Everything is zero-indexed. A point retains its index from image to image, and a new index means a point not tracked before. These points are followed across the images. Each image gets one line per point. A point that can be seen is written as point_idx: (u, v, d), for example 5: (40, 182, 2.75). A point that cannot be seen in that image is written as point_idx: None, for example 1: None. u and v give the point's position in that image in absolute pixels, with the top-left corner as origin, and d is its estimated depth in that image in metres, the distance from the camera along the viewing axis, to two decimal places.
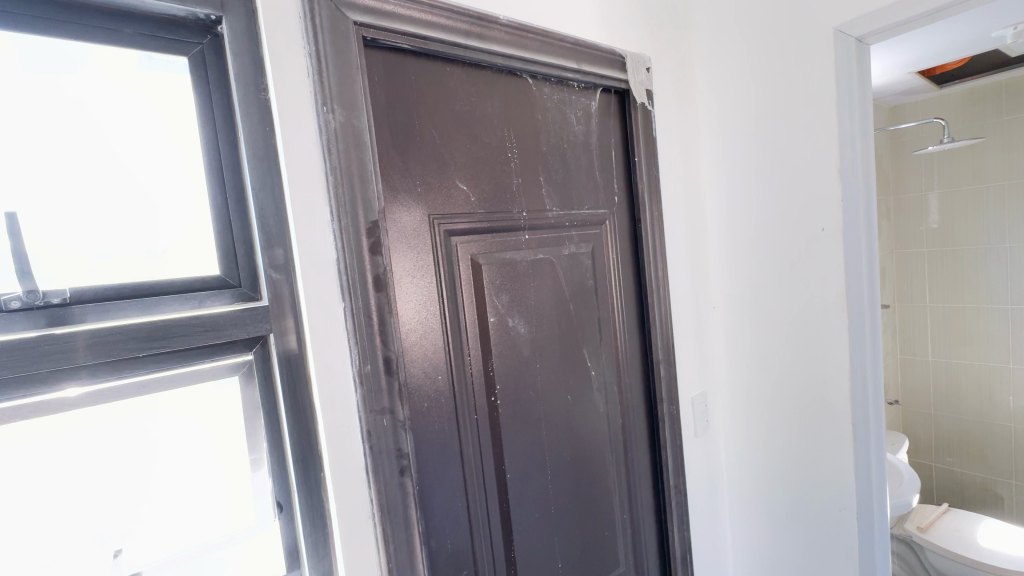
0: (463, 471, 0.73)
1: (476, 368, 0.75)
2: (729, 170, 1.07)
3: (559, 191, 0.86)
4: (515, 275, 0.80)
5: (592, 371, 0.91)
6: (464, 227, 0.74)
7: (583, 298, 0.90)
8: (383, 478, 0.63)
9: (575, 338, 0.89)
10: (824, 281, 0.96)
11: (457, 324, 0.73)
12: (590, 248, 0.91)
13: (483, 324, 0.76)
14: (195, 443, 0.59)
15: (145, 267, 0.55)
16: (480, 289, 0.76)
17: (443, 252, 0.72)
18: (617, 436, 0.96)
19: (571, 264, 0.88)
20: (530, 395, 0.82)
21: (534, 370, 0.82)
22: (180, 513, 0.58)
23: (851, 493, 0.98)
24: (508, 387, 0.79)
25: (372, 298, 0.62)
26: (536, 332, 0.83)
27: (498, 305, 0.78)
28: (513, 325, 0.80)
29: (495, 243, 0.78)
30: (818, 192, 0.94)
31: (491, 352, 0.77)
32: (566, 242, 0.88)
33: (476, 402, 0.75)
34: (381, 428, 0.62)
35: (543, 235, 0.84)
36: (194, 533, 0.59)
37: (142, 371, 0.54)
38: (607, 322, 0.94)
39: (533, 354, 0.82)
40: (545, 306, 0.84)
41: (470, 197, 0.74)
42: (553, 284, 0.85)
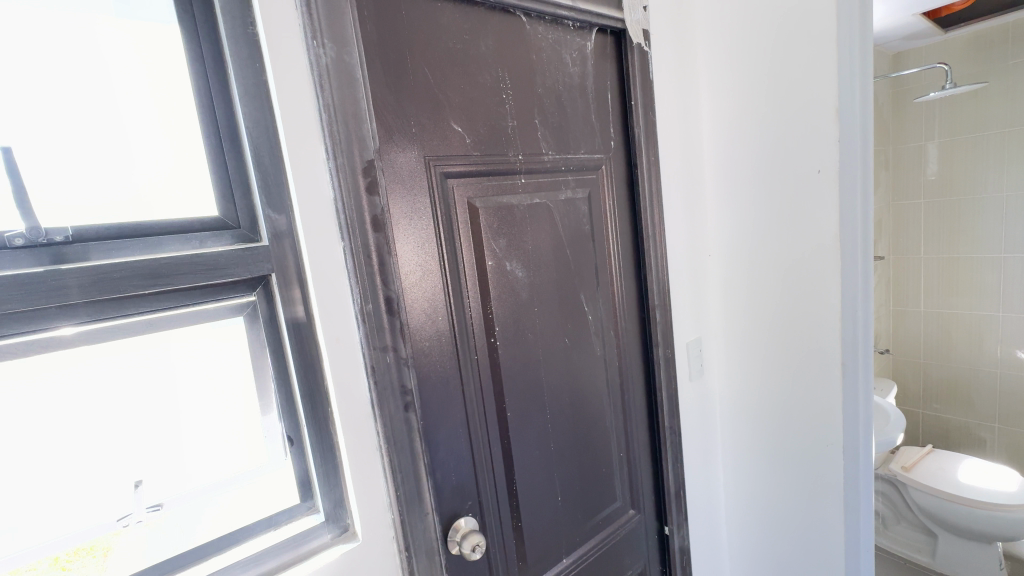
0: (465, 409, 0.76)
1: (475, 310, 0.77)
2: (726, 115, 1.06)
3: (555, 135, 0.85)
4: (513, 220, 0.80)
5: (590, 317, 0.93)
6: (459, 169, 0.74)
7: (580, 244, 0.91)
8: (389, 412, 0.65)
9: (572, 283, 0.90)
10: (820, 225, 0.97)
11: (455, 267, 0.74)
12: (587, 194, 0.92)
13: (483, 266, 0.77)
14: (203, 381, 0.61)
15: (143, 206, 0.55)
16: (478, 232, 0.77)
17: (439, 195, 0.72)
18: (613, 380, 0.99)
19: (568, 209, 0.89)
20: (528, 338, 0.84)
21: (533, 315, 0.84)
22: (195, 448, 0.61)
23: (838, 429, 1.02)
24: (508, 329, 0.81)
25: (371, 239, 0.62)
26: (534, 277, 0.84)
27: (496, 250, 0.79)
28: (511, 269, 0.81)
29: (491, 188, 0.78)
30: (816, 134, 0.94)
31: (490, 296, 0.78)
32: (562, 187, 0.87)
33: (476, 344, 0.77)
34: (385, 365, 0.64)
35: (540, 180, 0.84)
36: (211, 467, 0.61)
37: (148, 309, 0.55)
38: (603, 268, 0.96)
39: (531, 298, 0.84)
40: (543, 252, 0.85)
41: (465, 139, 0.73)
42: (551, 228, 0.86)
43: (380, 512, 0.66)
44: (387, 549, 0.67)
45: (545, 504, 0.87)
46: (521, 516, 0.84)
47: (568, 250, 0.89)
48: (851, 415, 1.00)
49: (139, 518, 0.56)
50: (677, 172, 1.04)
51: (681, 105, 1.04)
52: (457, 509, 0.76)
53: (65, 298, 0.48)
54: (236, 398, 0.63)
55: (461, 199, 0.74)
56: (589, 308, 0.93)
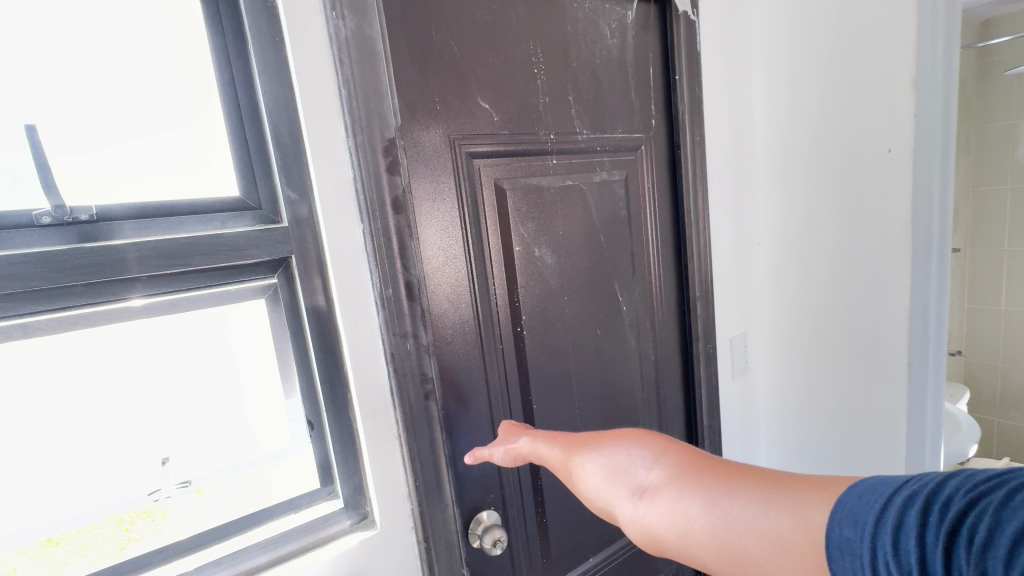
0: (489, 399, 0.73)
1: (500, 297, 0.73)
2: (782, 89, 0.96)
3: (589, 112, 0.80)
4: (542, 204, 0.76)
5: (624, 307, 0.88)
6: (485, 149, 0.70)
7: (615, 230, 0.86)
8: (409, 400, 0.63)
9: (606, 271, 0.85)
10: (889, 210, 0.87)
11: (480, 251, 0.71)
12: (623, 176, 0.86)
13: (510, 251, 0.74)
14: (229, 356, 0.62)
15: (167, 187, 0.55)
16: (504, 216, 0.73)
17: (465, 175, 0.68)
18: (649, 375, 0.94)
19: (603, 192, 0.83)
20: (557, 328, 0.80)
21: (564, 303, 0.80)
22: (220, 425, 0.61)
23: (901, 431, 0.94)
24: (535, 319, 0.77)
25: (391, 220, 0.60)
26: (564, 263, 0.79)
27: (524, 234, 0.75)
28: (540, 255, 0.77)
29: (520, 169, 0.74)
30: (888, 107, 0.84)
31: (517, 283, 0.75)
32: (597, 167, 0.82)
33: (501, 332, 0.74)
34: (406, 353, 0.62)
35: (572, 160, 0.79)
36: (236, 446, 0.62)
37: (171, 290, 0.55)
38: (641, 252, 0.90)
39: (561, 285, 0.79)
40: (575, 237, 0.80)
41: (493, 117, 0.70)
42: (584, 212, 0.81)
43: (399, 501, 0.65)
44: (406, 538, 0.66)
45: (572, 501, 0.84)
46: (546, 512, 0.81)
47: (602, 236, 0.84)
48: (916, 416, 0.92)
49: (168, 494, 0.57)
50: (724, 153, 0.96)
51: (732, 79, 0.95)
52: (480, 501, 0.73)
53: (102, 274, 0.49)
54: (258, 372, 0.63)
55: (487, 181, 0.71)
56: (624, 297, 0.88)
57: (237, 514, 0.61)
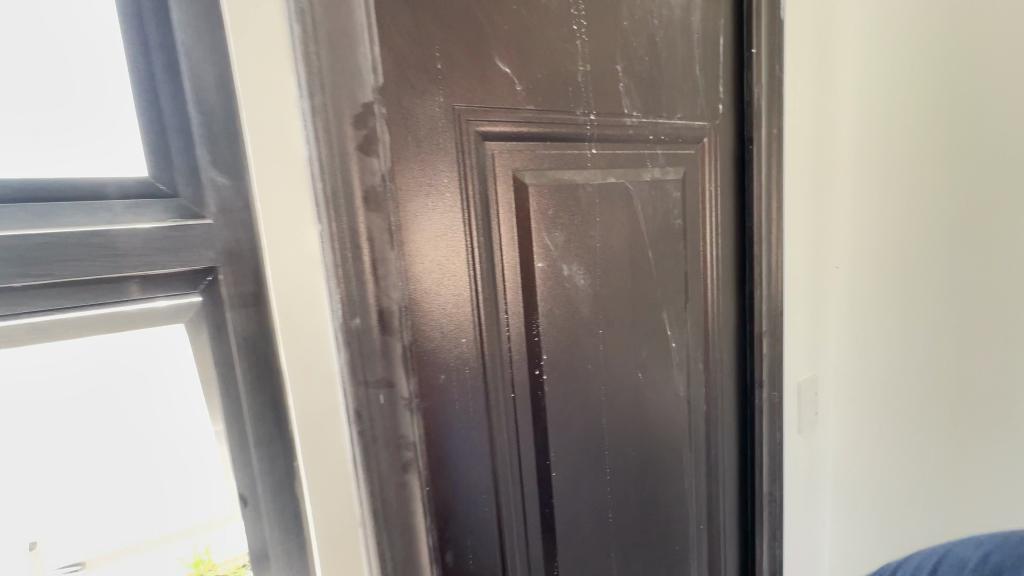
0: (495, 467, 0.54)
1: (513, 330, 0.55)
2: (883, 99, 0.84)
3: (642, 89, 0.61)
4: (574, 207, 0.57)
5: (672, 344, 0.68)
6: (501, 128, 0.51)
7: (666, 244, 0.66)
8: (380, 477, 0.45)
9: (653, 295, 0.65)
10: (967, 254, 0.80)
11: (490, 267, 0.52)
12: (680, 174, 0.66)
13: (530, 268, 0.55)
14: (147, 346, 0.42)
15: (27, 157, 0.36)
16: (523, 221, 0.54)
17: (473, 163, 0.50)
18: (698, 429, 0.74)
19: (653, 192, 0.64)
20: (584, 371, 0.60)
21: (598, 340, 0.61)
22: (140, 451, 0.43)
23: (976, 498, 0.85)
24: (559, 359, 0.58)
25: (362, 221, 0.42)
26: (599, 287, 0.60)
27: (549, 246, 0.56)
28: (568, 274, 0.58)
29: (545, 159, 0.55)
30: (978, 144, 0.77)
31: (537, 311, 0.56)
32: (647, 160, 0.62)
33: (514, 375, 0.55)
34: (375, 411, 0.44)
35: (616, 151, 0.60)
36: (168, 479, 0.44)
37: (26, 312, 0.35)
38: (699, 267, 0.71)
39: (595, 314, 0.61)
40: (616, 253, 0.61)
41: (514, 86, 0.51)
42: (628, 218, 0.62)
43: None
44: None
45: None
46: None
47: (651, 250, 0.64)
48: (977, 477, 0.85)
49: None
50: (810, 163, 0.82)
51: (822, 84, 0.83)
52: None
53: None
54: (181, 366, 0.42)
55: (503, 173, 0.52)
56: (674, 327, 0.68)
57: (202, 560, 0.45)
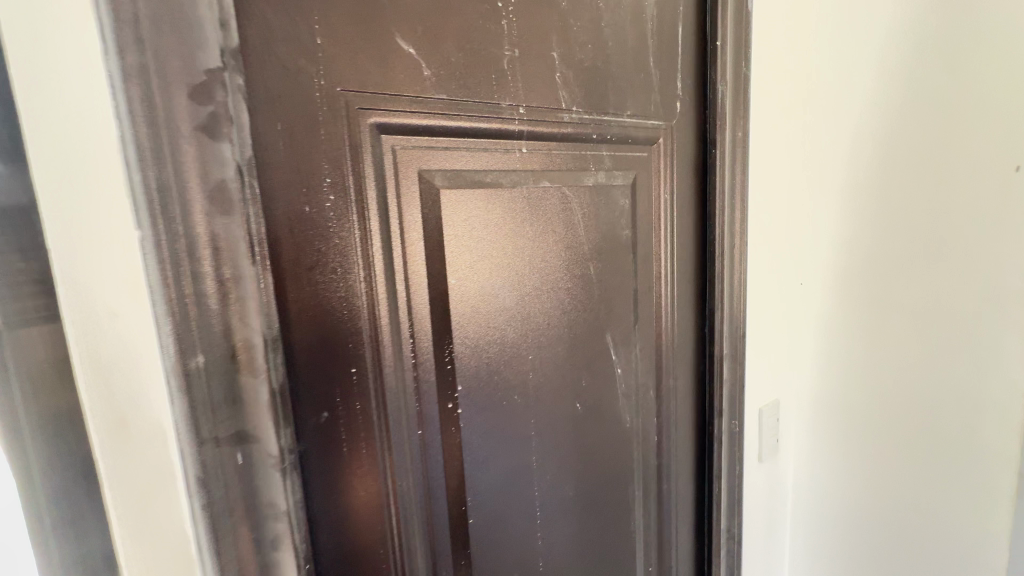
0: (399, 525, 0.45)
1: (419, 360, 0.46)
2: (873, 83, 0.77)
3: (585, 81, 0.53)
4: (498, 216, 0.49)
5: (619, 370, 0.61)
6: (404, 119, 0.43)
7: (613, 258, 0.59)
8: (237, 574, 0.33)
9: (594, 317, 0.58)
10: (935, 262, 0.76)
11: (393, 286, 0.43)
12: (630, 180, 0.59)
13: (444, 287, 0.47)
14: None
15: None
16: (433, 232, 0.46)
17: (368, 161, 0.41)
18: (649, 463, 0.66)
19: (596, 201, 0.56)
20: (509, 405, 0.52)
21: (526, 369, 0.53)
22: None
23: (924, 514, 0.83)
24: (481, 391, 0.50)
25: (203, 228, 0.30)
26: (531, 306, 0.53)
27: (469, 260, 0.48)
28: (489, 293, 0.49)
29: (461, 158, 0.46)
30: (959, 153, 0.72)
31: (453, 335, 0.48)
32: (588, 163, 0.55)
33: (424, 412, 0.46)
34: (225, 479, 0.32)
35: (553, 151, 0.52)
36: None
37: None
38: (652, 286, 0.63)
39: (522, 339, 0.52)
40: (549, 268, 0.53)
41: (422, 70, 0.43)
42: (565, 230, 0.54)
43: None
44: None
45: None
46: None
47: (592, 266, 0.57)
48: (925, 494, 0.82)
49: None
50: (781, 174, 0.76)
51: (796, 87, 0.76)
52: None
53: None
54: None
55: (407, 174, 0.43)
56: (619, 352, 0.60)
57: None
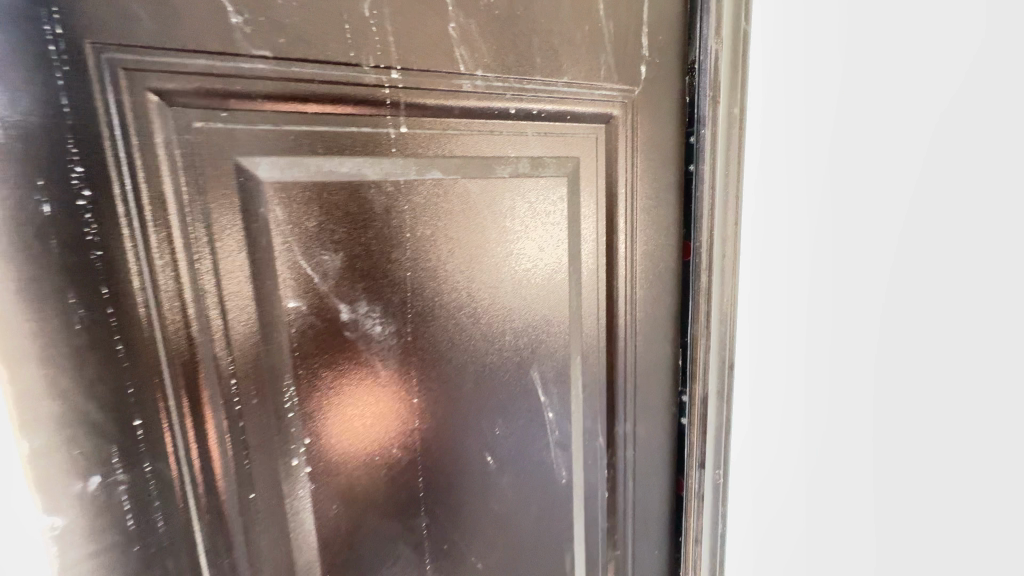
0: None
1: (244, 418, 0.33)
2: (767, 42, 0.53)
3: (500, 39, 0.40)
4: (359, 217, 0.36)
5: (553, 411, 0.48)
6: (195, 82, 0.29)
7: (546, 270, 0.46)
8: None
9: (511, 347, 0.45)
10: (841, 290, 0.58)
11: (199, 327, 0.31)
12: (571, 170, 0.45)
13: (272, 318, 0.34)
14: None
15: None
16: (257, 242, 0.32)
17: (145, 149, 0.28)
18: (599, 524, 0.53)
19: (514, 198, 0.43)
20: (362, 467, 0.39)
21: (391, 419, 0.40)
22: None
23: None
24: (352, 449, 0.38)
25: None
26: (423, 335, 0.40)
27: (323, 280, 0.35)
28: (345, 323, 0.36)
29: (298, 139, 0.33)
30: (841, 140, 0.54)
31: (307, 382, 0.35)
32: (502, 147, 0.42)
33: (261, 494, 0.34)
34: None
35: (450, 131, 0.39)
36: None
37: None
38: (602, 308, 0.50)
39: (384, 382, 0.39)
40: (442, 285, 0.41)
41: (235, 17, 0.30)
42: (467, 234, 0.41)
43: None
44: None
45: None
46: None
47: (507, 282, 0.44)
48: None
49: None
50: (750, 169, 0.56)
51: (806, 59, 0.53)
52: None
53: None
54: None
55: (208, 161, 0.30)
56: (549, 394, 0.48)
57: None
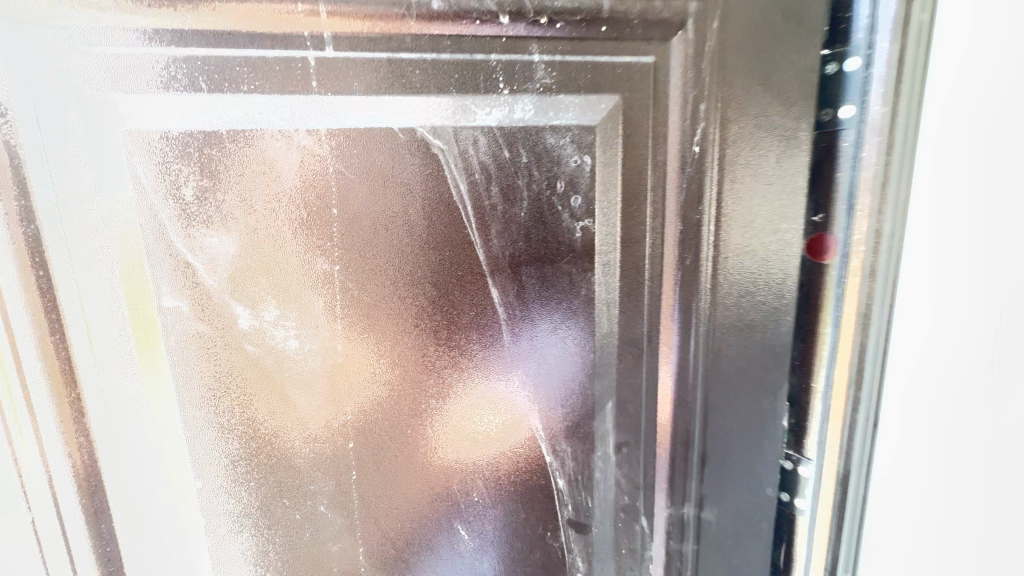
0: None
1: (117, 441, 0.26)
2: None
3: None
4: (260, 183, 0.25)
5: (569, 480, 0.33)
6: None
7: (565, 274, 0.30)
8: None
9: (497, 383, 0.31)
10: None
11: (39, 320, 0.24)
12: (615, 118, 0.28)
13: (149, 317, 0.25)
14: None
15: None
16: (122, 218, 0.24)
17: None
18: None
19: (506, 157, 0.28)
20: (268, 534, 0.29)
21: (300, 478, 0.28)
22: None
23: None
24: (267, 501, 0.28)
25: None
26: (365, 359, 0.28)
27: (210, 270, 0.25)
28: (244, 332, 0.26)
29: (180, 73, 0.24)
30: None
31: (204, 402, 0.27)
32: (492, 78, 0.27)
33: (137, 533, 0.27)
34: None
35: (405, 57, 0.26)
36: None
37: None
38: (660, 337, 0.32)
39: (277, 433, 0.28)
40: (387, 288, 0.28)
41: None
42: (425, 209, 0.27)
43: None
44: None
45: None
46: None
47: (491, 285, 0.29)
48: None
49: None
50: (951, 257, 0.28)
51: None
52: None
53: None
54: None
55: (53, 102, 0.22)
56: (557, 455, 0.32)
57: None
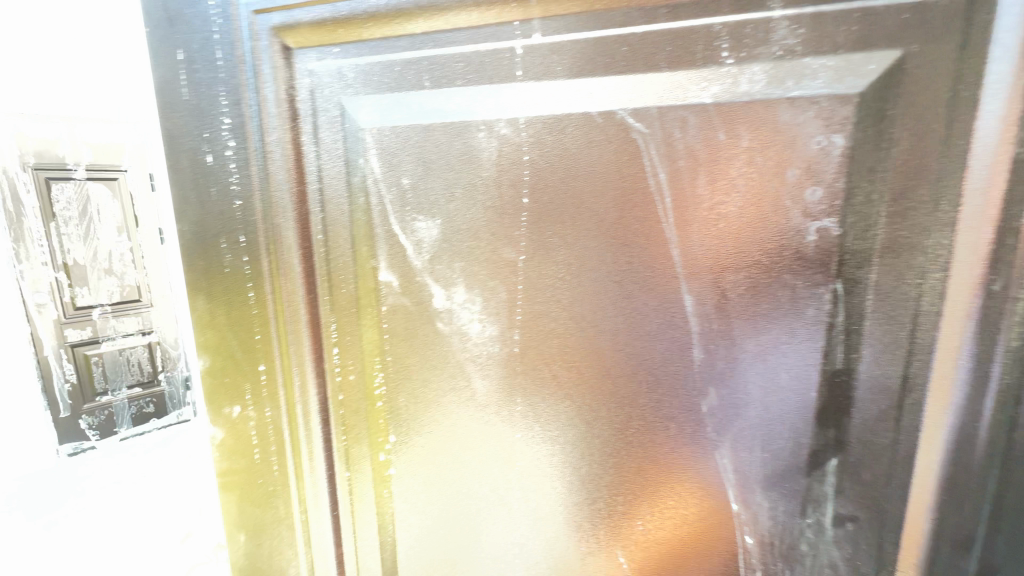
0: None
1: (346, 385, 0.32)
2: None
3: None
4: (460, 172, 0.27)
5: (763, 543, 0.26)
6: (320, 20, 0.27)
7: (787, 287, 0.23)
8: None
9: (679, 406, 0.26)
10: None
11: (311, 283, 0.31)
12: (891, 84, 0.21)
13: (370, 287, 0.30)
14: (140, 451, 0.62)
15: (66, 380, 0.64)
16: (360, 204, 0.29)
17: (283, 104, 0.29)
18: None
19: (720, 140, 0.23)
20: (442, 496, 0.32)
21: (471, 455, 0.30)
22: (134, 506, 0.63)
23: None
24: (444, 466, 0.31)
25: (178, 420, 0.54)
26: (539, 353, 0.28)
27: (416, 252, 0.28)
28: (437, 310, 0.29)
29: (408, 74, 0.26)
30: None
31: (403, 367, 0.30)
32: (714, 47, 0.22)
33: (353, 462, 0.33)
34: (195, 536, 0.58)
35: (613, 33, 0.23)
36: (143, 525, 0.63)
37: None
38: (929, 389, 0.23)
39: (457, 404, 0.30)
40: (567, 282, 0.26)
41: None
42: (616, 199, 0.25)
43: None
44: None
45: None
46: None
47: (684, 290, 0.25)
48: None
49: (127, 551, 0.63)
50: None
51: None
52: None
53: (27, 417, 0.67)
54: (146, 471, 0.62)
55: (326, 110, 0.28)
56: (748, 509, 0.26)
57: None
